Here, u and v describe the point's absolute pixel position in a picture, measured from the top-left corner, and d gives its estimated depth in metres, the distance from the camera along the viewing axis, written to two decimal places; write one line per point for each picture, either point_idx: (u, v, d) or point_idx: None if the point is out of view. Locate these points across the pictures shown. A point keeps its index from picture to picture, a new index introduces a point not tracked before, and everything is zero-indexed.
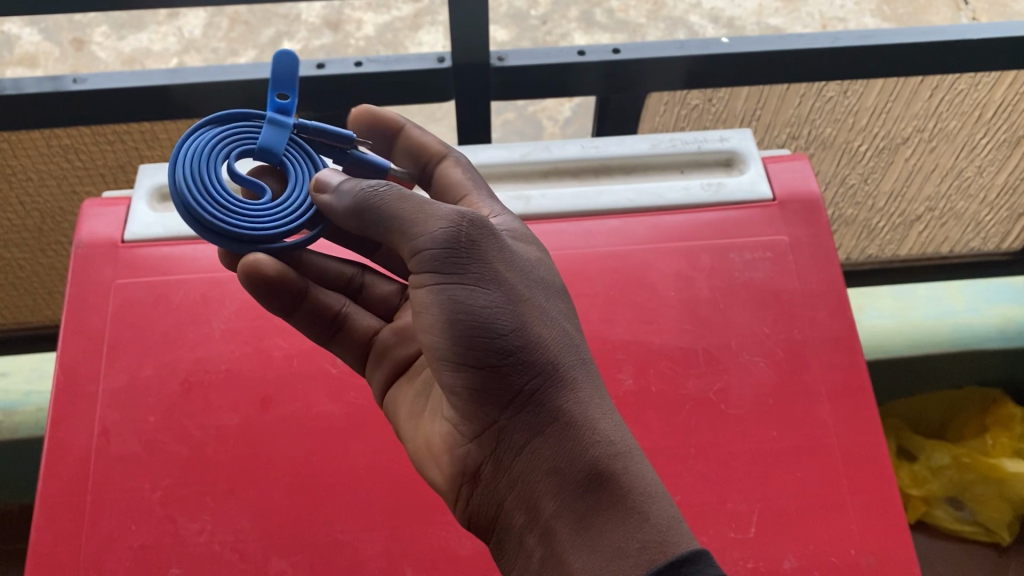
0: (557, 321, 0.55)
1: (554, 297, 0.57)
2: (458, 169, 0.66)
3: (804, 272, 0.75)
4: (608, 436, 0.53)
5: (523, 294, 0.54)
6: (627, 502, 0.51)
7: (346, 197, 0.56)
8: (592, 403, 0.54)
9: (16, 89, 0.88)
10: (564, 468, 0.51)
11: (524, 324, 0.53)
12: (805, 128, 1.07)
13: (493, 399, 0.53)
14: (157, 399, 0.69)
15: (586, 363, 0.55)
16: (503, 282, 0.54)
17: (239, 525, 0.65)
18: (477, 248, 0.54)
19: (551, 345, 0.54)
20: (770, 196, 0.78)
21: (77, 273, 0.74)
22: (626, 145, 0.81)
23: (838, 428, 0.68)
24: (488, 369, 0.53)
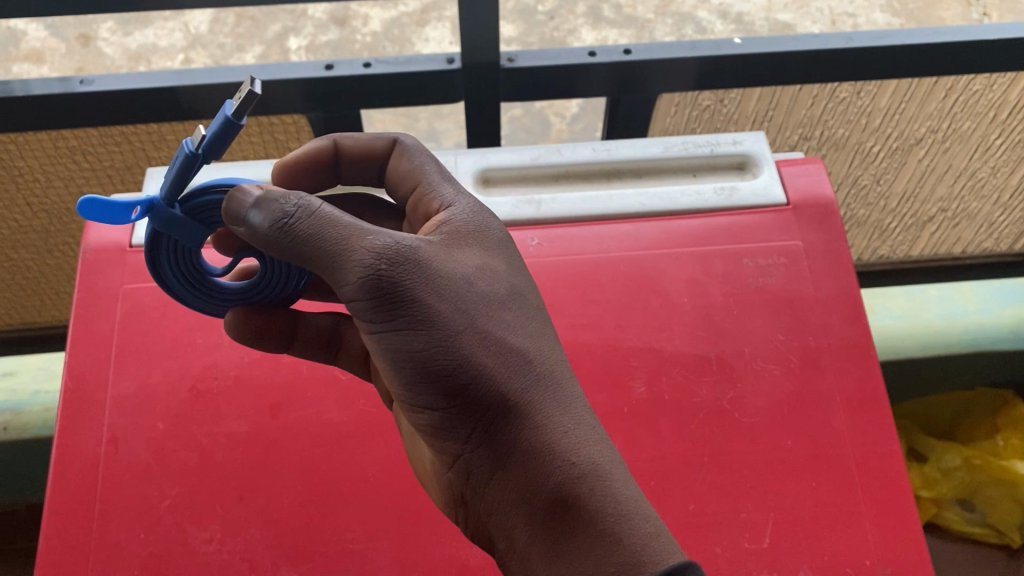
0: (505, 338, 0.52)
1: (503, 305, 0.53)
2: (409, 158, 0.61)
3: (818, 277, 0.74)
4: (570, 460, 0.51)
5: (467, 317, 0.51)
6: (597, 523, 0.50)
7: (259, 235, 0.51)
8: (550, 425, 0.52)
9: (24, 91, 0.88)
10: (530, 499, 0.51)
11: (467, 358, 0.51)
12: (817, 129, 1.06)
13: (452, 438, 0.52)
14: (165, 406, 0.68)
15: (540, 378, 0.53)
16: (434, 319, 0.51)
17: (248, 534, 0.64)
18: (403, 287, 0.50)
19: (498, 374, 0.51)
20: (784, 201, 0.77)
21: (85, 278, 0.73)
22: (638, 148, 0.80)
23: (854, 437, 0.67)
24: (441, 411, 0.52)
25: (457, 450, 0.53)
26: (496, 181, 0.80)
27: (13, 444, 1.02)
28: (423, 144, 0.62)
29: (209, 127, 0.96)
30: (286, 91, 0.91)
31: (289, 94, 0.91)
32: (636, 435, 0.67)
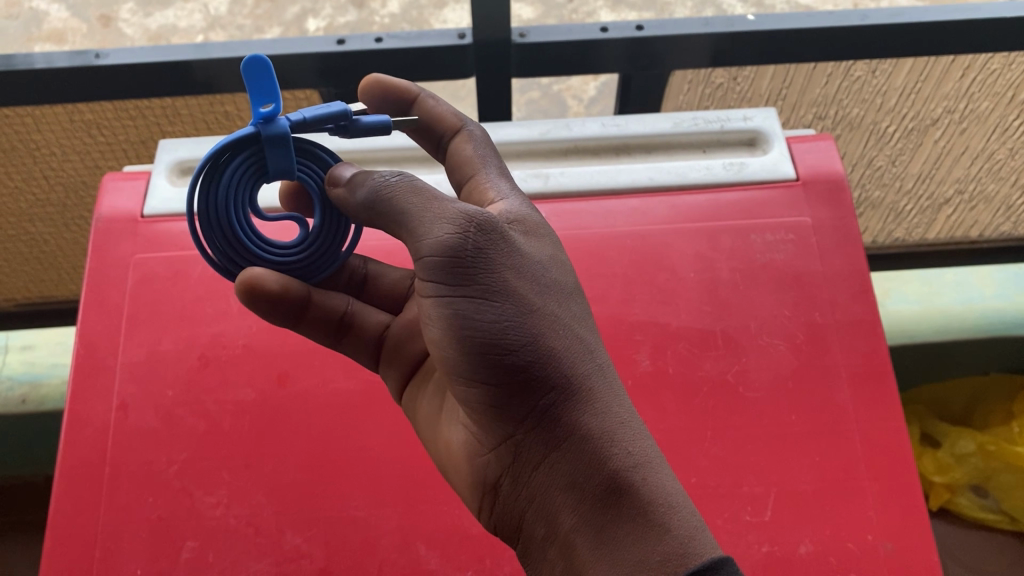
0: (572, 327, 0.54)
1: (568, 300, 0.55)
2: (471, 145, 0.62)
3: (826, 253, 0.73)
4: (625, 449, 0.51)
5: (537, 302, 0.52)
6: (646, 513, 0.49)
7: (358, 196, 0.53)
8: (609, 415, 0.52)
9: (47, 63, 0.89)
10: (581, 482, 0.50)
11: (537, 335, 0.51)
12: (831, 108, 1.05)
13: (508, 415, 0.52)
14: (174, 373, 0.69)
15: (601, 371, 0.53)
16: (513, 292, 0.52)
17: (254, 500, 0.65)
18: (486, 257, 0.51)
19: (566, 357, 0.52)
20: (794, 177, 0.77)
21: (97, 247, 0.74)
22: (648, 124, 0.80)
23: (858, 412, 0.67)
24: (501, 387, 0.51)
25: (507, 430, 0.53)
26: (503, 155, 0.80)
27: (31, 415, 1.07)
28: (491, 137, 0.63)
29: (223, 103, 0.97)
30: (298, 65, 0.91)
31: (303, 69, 0.92)
32: (639, 407, 0.67)
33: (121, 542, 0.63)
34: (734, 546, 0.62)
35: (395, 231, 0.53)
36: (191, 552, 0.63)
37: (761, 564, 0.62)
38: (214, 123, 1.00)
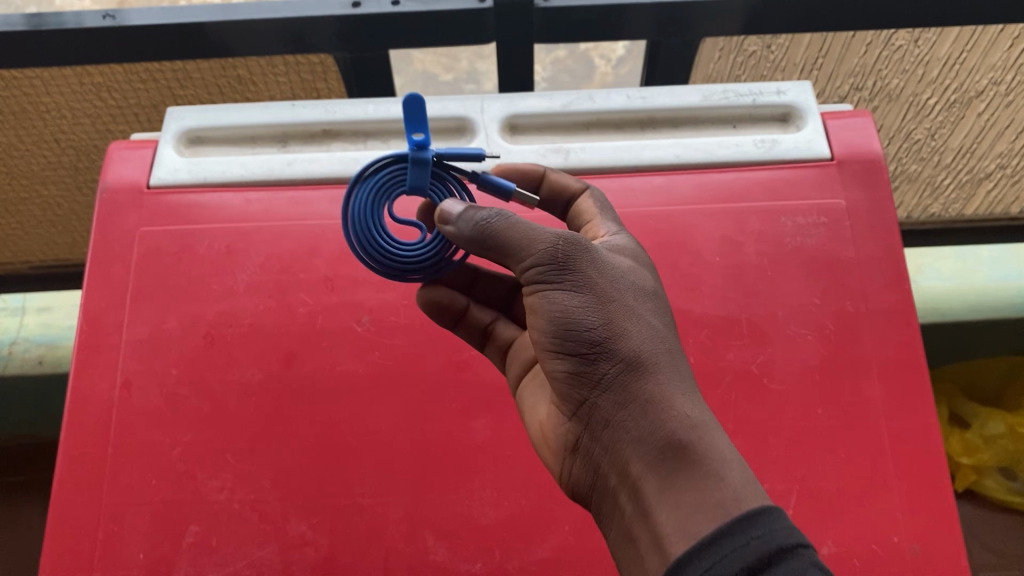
0: (649, 313, 0.52)
1: (650, 291, 0.53)
2: (592, 200, 0.62)
3: (860, 239, 0.70)
4: (686, 411, 0.48)
5: (615, 293, 0.51)
6: (704, 468, 0.46)
7: (466, 229, 0.52)
8: (674, 383, 0.49)
9: (77, 23, 0.85)
10: (644, 437, 0.48)
11: (610, 314, 0.50)
12: (869, 79, 1.00)
13: (582, 388, 0.51)
14: (179, 351, 0.67)
15: (672, 349, 0.51)
16: (592, 279, 0.50)
17: (259, 484, 0.63)
18: (570, 250, 0.51)
19: (637, 332, 0.50)
20: (828, 155, 0.73)
21: (101, 219, 0.72)
22: (675, 96, 0.76)
23: (888, 408, 0.64)
24: (577, 361, 0.50)
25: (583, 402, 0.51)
26: (523, 128, 0.77)
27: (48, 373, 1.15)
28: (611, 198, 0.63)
29: (235, 66, 0.94)
30: (312, 28, 0.87)
31: (317, 32, 0.88)
32: None
33: (125, 524, 0.62)
34: None
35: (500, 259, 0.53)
36: (194, 536, 0.62)
37: None
38: (226, 87, 0.97)
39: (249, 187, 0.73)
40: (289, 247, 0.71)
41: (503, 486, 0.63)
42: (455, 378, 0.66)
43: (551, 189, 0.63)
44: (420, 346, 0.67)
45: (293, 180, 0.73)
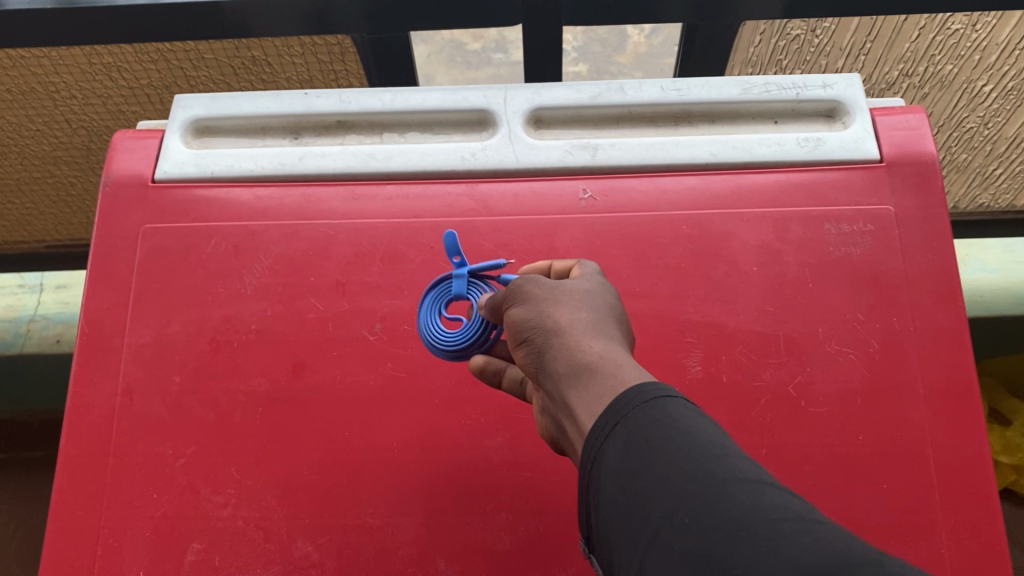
0: (586, 298, 0.47)
1: (599, 292, 0.48)
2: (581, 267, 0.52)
3: (909, 250, 0.64)
4: (592, 346, 0.43)
5: (548, 290, 0.47)
6: (600, 378, 0.41)
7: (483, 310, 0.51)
8: (592, 331, 0.44)
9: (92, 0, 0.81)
10: (560, 380, 0.43)
11: (541, 305, 0.46)
12: (920, 65, 0.93)
13: (533, 379, 0.47)
14: (184, 358, 0.64)
15: (602, 320, 0.46)
16: (532, 286, 0.47)
17: (264, 501, 0.60)
18: (522, 279, 0.48)
19: (565, 309, 0.46)
20: (877, 157, 0.67)
21: (103, 214, 0.68)
22: (713, 88, 0.70)
23: (935, 435, 0.60)
24: (524, 357, 0.46)
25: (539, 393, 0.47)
26: (548, 120, 0.72)
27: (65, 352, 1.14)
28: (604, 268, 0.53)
29: (250, 47, 0.90)
30: (330, 8, 0.83)
31: (336, 12, 0.83)
32: None
33: (125, 540, 0.60)
34: None
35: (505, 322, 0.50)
36: (196, 555, 0.59)
37: None
38: (240, 68, 0.93)
39: (258, 182, 0.69)
40: (300, 248, 0.67)
41: (520, 510, 0.60)
42: (472, 393, 0.62)
43: (565, 271, 0.55)
44: (435, 357, 0.64)
45: (305, 176, 0.69)
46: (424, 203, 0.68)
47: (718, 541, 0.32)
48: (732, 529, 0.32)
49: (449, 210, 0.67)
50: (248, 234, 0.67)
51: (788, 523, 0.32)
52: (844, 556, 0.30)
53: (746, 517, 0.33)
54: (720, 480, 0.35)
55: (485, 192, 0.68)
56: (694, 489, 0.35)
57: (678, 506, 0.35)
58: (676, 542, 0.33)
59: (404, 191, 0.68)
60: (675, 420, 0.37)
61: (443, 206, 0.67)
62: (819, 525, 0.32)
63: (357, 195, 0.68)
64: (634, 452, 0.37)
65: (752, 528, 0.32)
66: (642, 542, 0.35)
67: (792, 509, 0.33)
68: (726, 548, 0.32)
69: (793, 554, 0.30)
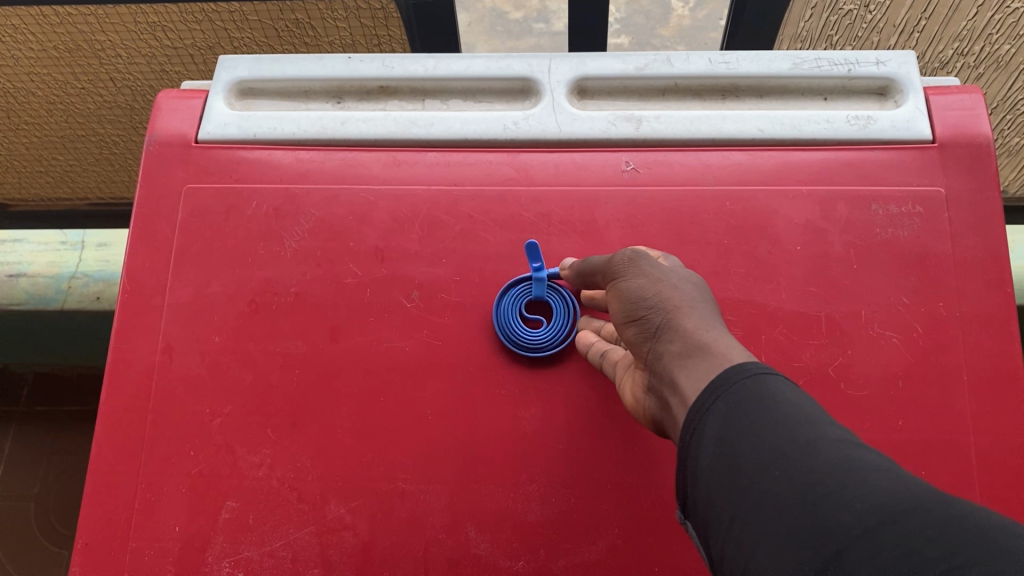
0: (693, 286, 0.49)
1: (699, 280, 0.50)
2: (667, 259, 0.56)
3: (958, 234, 0.63)
4: (703, 329, 0.44)
5: (661, 270, 0.49)
6: (710, 358, 0.42)
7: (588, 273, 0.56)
8: (701, 318, 0.46)
9: None
10: (669, 357, 0.44)
11: (654, 282, 0.48)
12: (976, 44, 0.91)
13: (635, 348, 0.48)
14: (223, 318, 0.65)
15: (707, 307, 0.48)
16: (646, 268, 0.50)
17: (299, 462, 0.61)
18: (634, 258, 0.51)
19: (676, 290, 0.48)
20: (930, 138, 0.66)
21: (147, 173, 0.69)
22: (762, 62, 0.69)
23: (975, 423, 0.59)
24: (630, 328, 0.48)
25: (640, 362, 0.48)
26: (592, 90, 0.71)
27: (103, 310, 1.15)
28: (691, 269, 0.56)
29: (294, 9, 0.90)
30: None
31: None
32: None
33: (162, 494, 0.61)
34: None
35: (584, 282, 0.58)
36: (230, 512, 0.60)
37: None
38: (284, 31, 0.93)
39: (299, 145, 0.69)
40: (340, 213, 0.67)
41: (552, 482, 0.59)
42: (508, 364, 0.62)
43: None
44: (471, 327, 0.63)
45: (347, 140, 0.69)
46: (467, 172, 0.67)
47: (809, 492, 0.33)
48: (822, 479, 0.33)
49: (490, 178, 0.67)
50: (290, 200, 0.67)
51: (880, 475, 0.33)
52: (931, 503, 0.31)
53: (837, 472, 0.34)
54: (811, 437, 0.36)
55: (527, 161, 0.67)
56: (787, 447, 0.36)
57: (771, 463, 0.36)
58: (768, 495, 0.35)
59: (445, 158, 0.68)
60: (773, 392, 0.38)
61: (485, 175, 0.67)
62: (907, 479, 0.33)
63: (399, 160, 0.68)
64: (733, 421, 0.38)
65: (842, 478, 0.33)
66: (734, 497, 0.36)
67: (882, 466, 0.34)
68: (815, 496, 0.33)
69: (879, 499, 0.31)
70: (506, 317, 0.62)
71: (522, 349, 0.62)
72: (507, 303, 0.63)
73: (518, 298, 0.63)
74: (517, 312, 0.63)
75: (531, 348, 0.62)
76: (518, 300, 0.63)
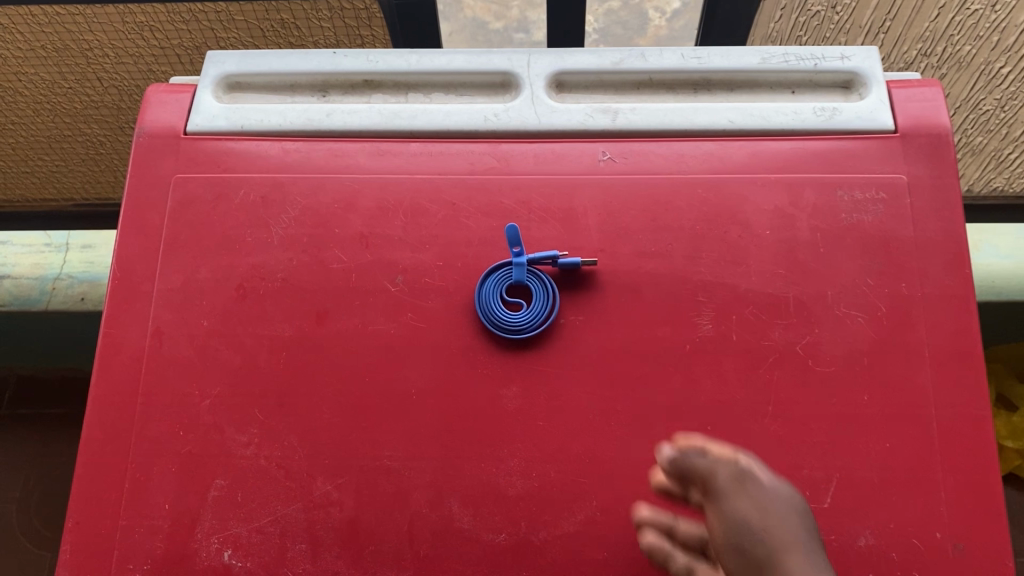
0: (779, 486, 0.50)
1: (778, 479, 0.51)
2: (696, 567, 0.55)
3: (919, 219, 0.66)
4: (796, 553, 0.46)
5: (750, 479, 0.49)
6: None
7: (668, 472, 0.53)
8: (792, 531, 0.47)
9: None
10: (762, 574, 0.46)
11: (746, 493, 0.49)
12: (939, 45, 0.95)
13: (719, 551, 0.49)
14: (212, 303, 0.66)
15: (795, 512, 0.49)
16: (735, 469, 0.50)
17: (286, 441, 0.63)
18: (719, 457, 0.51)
19: (767, 499, 0.48)
20: (892, 128, 0.69)
21: (137, 163, 0.70)
22: (733, 57, 0.72)
23: (936, 397, 0.61)
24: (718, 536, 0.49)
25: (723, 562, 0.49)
26: (569, 85, 0.74)
27: (88, 312, 1.16)
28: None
29: (279, 10, 0.92)
30: None
31: None
32: (697, 374, 0.63)
33: (152, 474, 0.62)
34: None
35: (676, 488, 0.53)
36: (219, 490, 0.62)
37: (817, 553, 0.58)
38: (269, 31, 0.95)
39: (286, 136, 0.71)
40: (325, 201, 0.69)
41: (532, 458, 0.61)
42: (488, 344, 0.64)
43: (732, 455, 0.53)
44: (454, 309, 0.65)
45: (332, 132, 0.71)
46: (448, 163, 0.70)
47: None
48: None
49: (472, 168, 0.69)
50: (277, 189, 0.69)
51: None
52: None
53: None
54: None
55: (507, 152, 0.70)
56: None
57: None
58: None
59: (428, 148, 0.70)
60: None
61: (466, 165, 0.69)
62: None
63: (383, 149, 0.70)
64: None
65: None
66: None
67: None
68: None
69: None
70: (486, 301, 0.64)
71: (501, 332, 0.64)
72: (489, 289, 0.65)
73: (499, 284, 0.65)
74: (498, 297, 0.65)
75: (509, 331, 0.63)
76: (499, 286, 0.65)
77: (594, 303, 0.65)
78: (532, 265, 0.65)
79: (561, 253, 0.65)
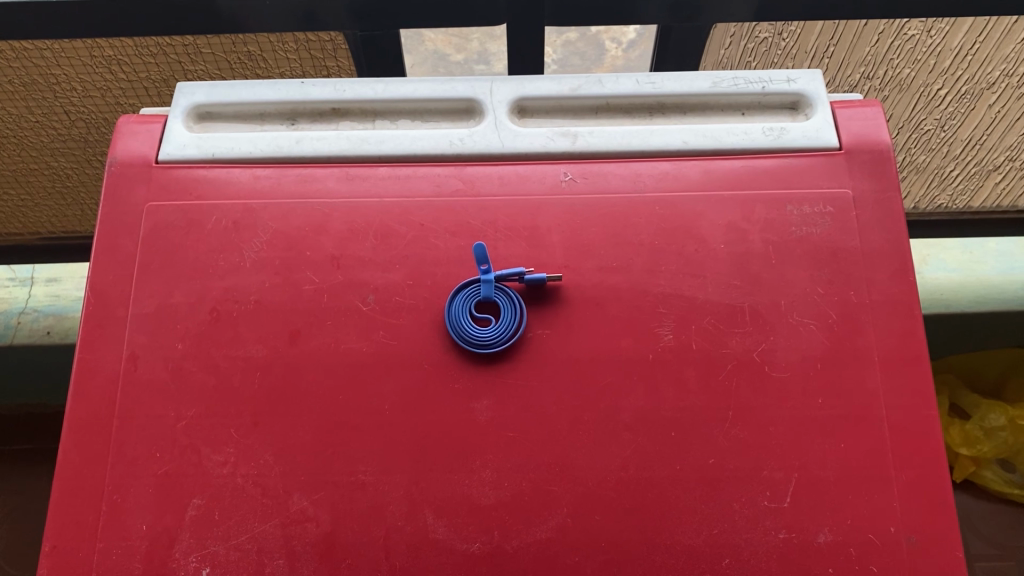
0: None
1: None
2: None
3: (865, 230, 0.69)
4: None
5: None
6: None
7: None
8: None
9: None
10: None
11: None
12: (880, 68, 1.02)
13: None
14: (186, 326, 0.68)
15: None
16: None
17: (262, 459, 0.64)
18: None
19: None
20: (836, 146, 0.72)
21: (109, 192, 0.72)
22: (685, 82, 0.75)
23: (887, 398, 0.65)
24: None
25: None
26: (530, 110, 0.77)
27: None
28: None
29: (246, 43, 0.94)
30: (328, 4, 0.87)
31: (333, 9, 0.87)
32: (660, 382, 0.65)
33: (129, 496, 0.63)
34: (751, 530, 0.61)
35: None
36: (196, 509, 0.63)
37: (778, 549, 0.61)
38: (237, 63, 0.98)
39: (256, 163, 0.73)
40: (296, 225, 0.71)
41: (504, 468, 0.63)
42: (458, 360, 0.66)
43: None
44: (424, 327, 0.67)
45: (302, 158, 0.73)
46: (415, 186, 0.72)
47: None
48: None
49: (438, 191, 0.72)
50: (248, 214, 0.71)
51: None
52: None
53: None
54: None
55: (473, 174, 0.72)
56: None
57: None
58: None
59: (396, 172, 0.73)
60: None
61: (433, 187, 0.72)
62: None
63: (352, 174, 0.73)
64: None
65: None
66: None
67: None
68: None
69: None
70: (456, 317, 0.66)
71: (470, 346, 0.65)
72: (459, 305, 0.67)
73: (468, 300, 0.67)
74: (467, 313, 0.66)
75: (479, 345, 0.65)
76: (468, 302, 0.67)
77: (560, 317, 0.68)
78: (500, 281, 0.67)
79: (527, 270, 0.67)
